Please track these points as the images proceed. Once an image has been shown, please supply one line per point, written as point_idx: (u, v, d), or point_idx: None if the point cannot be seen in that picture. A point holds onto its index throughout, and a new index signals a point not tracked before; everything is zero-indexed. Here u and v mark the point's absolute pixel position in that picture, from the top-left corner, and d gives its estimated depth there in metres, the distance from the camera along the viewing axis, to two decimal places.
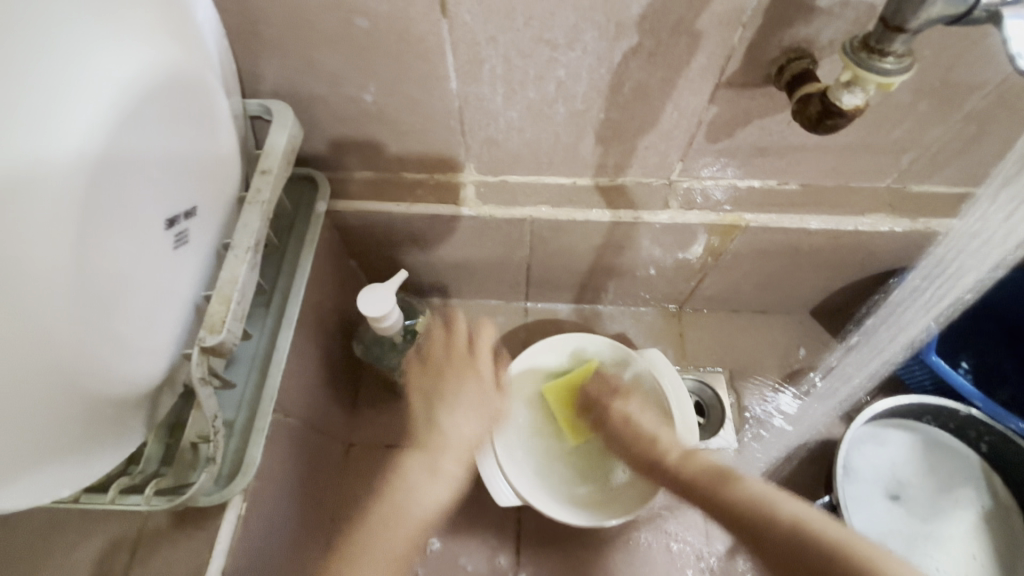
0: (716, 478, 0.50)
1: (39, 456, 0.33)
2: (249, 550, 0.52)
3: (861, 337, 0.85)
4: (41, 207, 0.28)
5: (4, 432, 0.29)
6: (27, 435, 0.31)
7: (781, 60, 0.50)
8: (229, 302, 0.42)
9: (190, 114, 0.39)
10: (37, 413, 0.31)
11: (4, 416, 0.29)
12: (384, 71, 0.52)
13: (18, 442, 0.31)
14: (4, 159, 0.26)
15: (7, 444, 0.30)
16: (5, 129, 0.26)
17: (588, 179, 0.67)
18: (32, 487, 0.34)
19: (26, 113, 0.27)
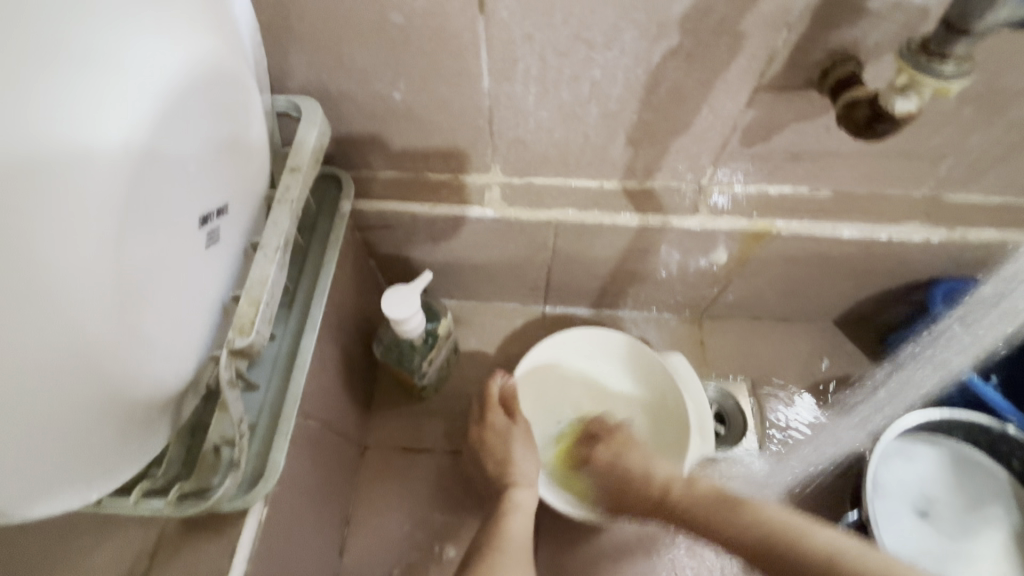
0: (713, 504, 0.49)
1: (67, 461, 0.31)
2: (268, 556, 0.51)
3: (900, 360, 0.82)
4: (76, 201, 0.27)
5: (37, 432, 0.28)
6: (59, 436, 0.30)
7: (825, 63, 0.48)
8: (258, 303, 0.41)
9: (225, 109, 0.38)
10: (67, 416, 0.29)
11: (39, 416, 0.28)
12: (416, 68, 0.51)
13: (46, 445, 0.29)
14: (47, 146, 0.25)
15: (39, 445, 0.29)
16: (49, 116, 0.25)
17: (615, 183, 0.65)
18: (61, 490, 0.32)
19: (70, 101, 0.26)
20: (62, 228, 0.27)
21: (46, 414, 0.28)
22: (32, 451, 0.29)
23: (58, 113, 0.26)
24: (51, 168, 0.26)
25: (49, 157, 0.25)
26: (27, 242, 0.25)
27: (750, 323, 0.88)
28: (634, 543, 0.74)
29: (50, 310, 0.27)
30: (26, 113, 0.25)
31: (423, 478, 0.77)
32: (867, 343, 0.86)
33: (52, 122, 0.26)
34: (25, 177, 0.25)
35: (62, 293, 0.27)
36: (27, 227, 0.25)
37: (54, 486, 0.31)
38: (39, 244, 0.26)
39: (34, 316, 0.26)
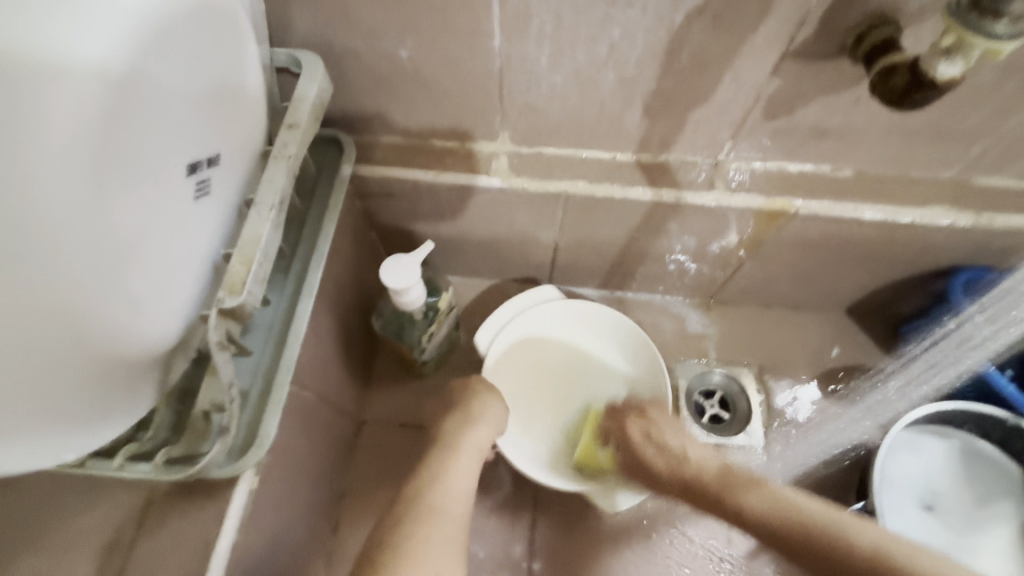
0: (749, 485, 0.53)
1: (41, 414, 0.29)
2: (258, 527, 0.49)
3: (911, 357, 0.81)
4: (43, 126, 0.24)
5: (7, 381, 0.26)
6: (31, 387, 0.28)
7: (860, 28, 0.45)
8: (251, 263, 0.38)
9: (219, 51, 0.35)
10: (35, 364, 0.27)
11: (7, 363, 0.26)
12: (423, 23, 0.48)
13: (14, 396, 0.27)
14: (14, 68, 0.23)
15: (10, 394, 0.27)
16: (19, 35, 0.23)
17: (629, 156, 0.62)
18: (35, 448, 0.31)
19: (43, 19, 0.24)
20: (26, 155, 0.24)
21: (16, 361, 0.26)
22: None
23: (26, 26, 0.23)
24: (14, 86, 0.23)
25: (14, 81, 0.23)
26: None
27: (760, 309, 0.86)
28: (632, 527, 0.73)
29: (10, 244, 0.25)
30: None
31: (420, 455, 0.76)
32: (878, 334, 0.84)
33: (17, 37, 0.23)
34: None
35: (25, 226, 0.25)
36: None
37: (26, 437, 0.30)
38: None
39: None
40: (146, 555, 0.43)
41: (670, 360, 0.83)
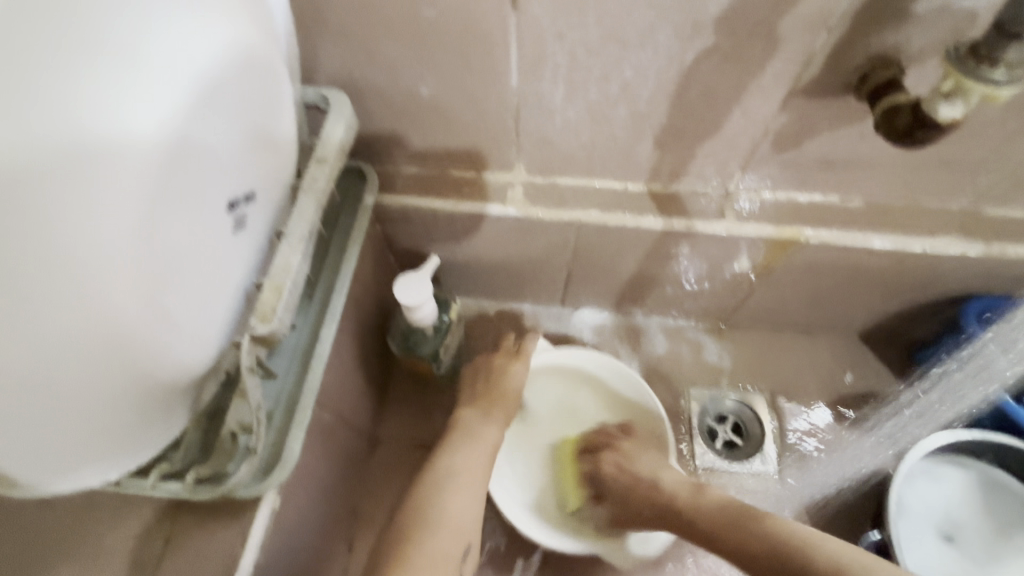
0: (734, 517, 0.58)
1: (89, 441, 0.31)
2: (278, 545, 0.51)
3: (925, 384, 0.80)
4: (107, 188, 0.27)
5: (64, 410, 0.28)
6: (82, 414, 0.30)
7: (864, 68, 0.47)
8: (281, 291, 0.41)
9: (258, 97, 0.38)
10: (88, 398, 0.30)
11: (66, 393, 0.28)
12: (445, 64, 0.51)
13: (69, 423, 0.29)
14: (89, 130, 0.26)
15: (65, 421, 0.29)
16: (92, 102, 0.26)
17: (640, 185, 0.64)
18: (82, 471, 0.33)
19: (114, 84, 0.27)
20: (92, 215, 0.26)
21: (75, 392, 0.28)
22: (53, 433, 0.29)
23: (96, 99, 0.26)
24: (88, 146, 0.26)
25: (88, 141, 0.26)
26: (55, 227, 0.25)
27: (772, 334, 0.86)
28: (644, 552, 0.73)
29: (74, 294, 0.27)
30: (68, 99, 0.25)
31: None
32: (893, 360, 0.84)
33: (91, 102, 0.26)
34: (59, 162, 0.25)
35: (89, 277, 0.27)
36: (58, 211, 0.25)
37: (75, 464, 0.32)
38: (67, 230, 0.26)
39: (58, 300, 0.26)
40: (173, 570, 0.45)
41: (682, 383, 0.83)
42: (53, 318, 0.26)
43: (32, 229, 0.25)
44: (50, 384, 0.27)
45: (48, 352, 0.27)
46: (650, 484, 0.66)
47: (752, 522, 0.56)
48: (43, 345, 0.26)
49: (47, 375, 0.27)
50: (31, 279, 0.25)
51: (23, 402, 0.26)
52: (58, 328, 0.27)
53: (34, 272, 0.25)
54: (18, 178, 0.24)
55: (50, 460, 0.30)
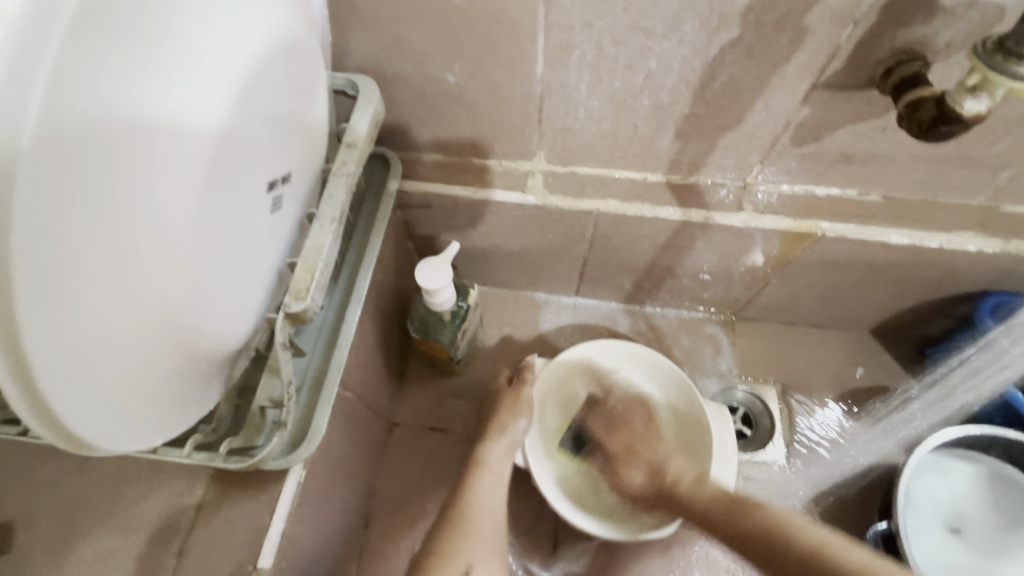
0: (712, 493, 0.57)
1: (148, 413, 0.33)
2: (304, 517, 0.53)
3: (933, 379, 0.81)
4: (162, 165, 0.28)
5: (133, 380, 0.30)
6: (143, 386, 0.31)
7: (889, 61, 0.48)
8: (313, 271, 0.42)
9: (298, 80, 0.39)
10: (143, 371, 0.31)
11: (133, 364, 0.29)
12: (472, 52, 0.52)
13: (135, 395, 0.31)
14: (158, 112, 0.27)
15: (133, 394, 0.30)
16: (163, 85, 0.27)
17: (659, 176, 0.65)
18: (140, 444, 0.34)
19: (179, 66, 0.28)
20: (151, 191, 0.28)
21: (138, 363, 0.30)
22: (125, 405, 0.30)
23: (165, 73, 0.27)
24: (156, 126, 0.27)
25: (156, 122, 0.27)
26: (121, 205, 0.26)
27: (783, 328, 0.87)
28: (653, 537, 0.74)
29: (135, 269, 0.28)
30: (146, 76, 0.26)
31: (448, 457, 0.79)
32: (905, 356, 0.84)
33: (162, 83, 0.27)
34: (129, 140, 0.26)
35: (145, 252, 0.28)
36: (124, 189, 0.26)
37: (136, 443, 0.32)
38: (130, 208, 0.27)
39: (125, 277, 0.27)
40: (204, 537, 0.47)
41: (694, 374, 0.85)
42: (128, 289, 0.27)
43: (114, 198, 0.26)
44: (117, 358, 0.28)
45: (122, 323, 0.28)
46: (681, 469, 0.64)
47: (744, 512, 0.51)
48: (115, 313, 0.27)
49: (115, 350, 0.28)
50: (104, 257, 0.26)
51: (99, 372, 0.27)
52: (131, 302, 0.28)
53: (116, 250, 0.26)
54: (108, 155, 0.25)
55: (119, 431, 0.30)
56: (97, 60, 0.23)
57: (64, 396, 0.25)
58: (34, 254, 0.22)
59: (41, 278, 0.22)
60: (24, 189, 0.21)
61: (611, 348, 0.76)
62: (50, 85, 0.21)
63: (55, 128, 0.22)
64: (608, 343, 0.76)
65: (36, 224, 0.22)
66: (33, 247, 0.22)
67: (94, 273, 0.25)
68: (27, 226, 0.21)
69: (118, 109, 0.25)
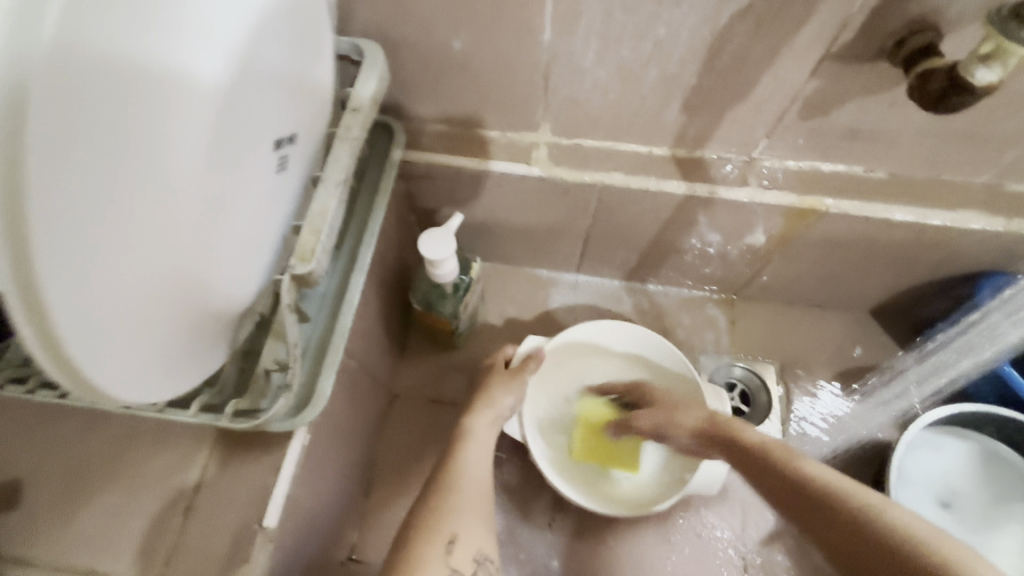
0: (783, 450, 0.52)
1: (159, 366, 0.33)
2: (308, 480, 0.54)
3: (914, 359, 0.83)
4: (172, 121, 0.28)
5: (145, 332, 0.30)
6: (154, 339, 0.32)
7: (901, 33, 0.47)
8: (319, 234, 0.42)
9: (305, 38, 0.39)
10: (157, 327, 0.31)
11: (144, 315, 0.30)
12: (478, 18, 0.51)
13: (146, 347, 0.31)
14: (165, 59, 0.27)
15: (144, 345, 0.31)
16: (169, 30, 0.27)
17: (664, 150, 0.65)
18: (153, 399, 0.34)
19: (185, 12, 0.28)
20: (159, 145, 0.28)
21: (148, 315, 0.30)
22: (136, 357, 0.30)
23: (172, 19, 0.27)
24: (165, 74, 0.27)
25: (164, 69, 0.27)
26: (128, 157, 0.26)
27: (783, 307, 0.88)
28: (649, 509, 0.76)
29: (145, 223, 0.28)
30: (154, 20, 0.26)
31: (448, 429, 0.80)
32: (902, 336, 0.85)
33: (169, 29, 0.27)
34: (138, 84, 0.26)
35: (155, 207, 0.28)
36: (131, 142, 0.26)
37: (150, 396, 0.33)
38: (138, 161, 0.27)
39: (134, 226, 0.27)
40: (211, 495, 0.48)
41: (692, 352, 0.85)
42: (137, 238, 0.28)
43: (124, 145, 0.26)
44: (129, 307, 0.28)
45: (132, 273, 0.28)
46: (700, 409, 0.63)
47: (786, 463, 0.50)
48: (125, 261, 0.27)
49: (127, 300, 0.28)
50: (114, 211, 0.26)
51: (111, 321, 0.27)
52: (140, 251, 0.28)
53: (126, 197, 0.26)
54: (116, 101, 0.25)
55: (132, 383, 0.31)
56: (107, 1, 0.23)
57: (82, 348, 0.26)
58: (52, 198, 0.22)
59: (56, 220, 0.23)
60: (42, 124, 0.21)
61: (609, 327, 0.76)
62: (62, 19, 0.21)
63: (63, 63, 0.22)
64: (619, 326, 0.77)
65: (54, 176, 0.22)
66: (53, 199, 0.22)
67: (105, 225, 0.25)
68: (48, 160, 0.22)
69: (124, 52, 0.25)
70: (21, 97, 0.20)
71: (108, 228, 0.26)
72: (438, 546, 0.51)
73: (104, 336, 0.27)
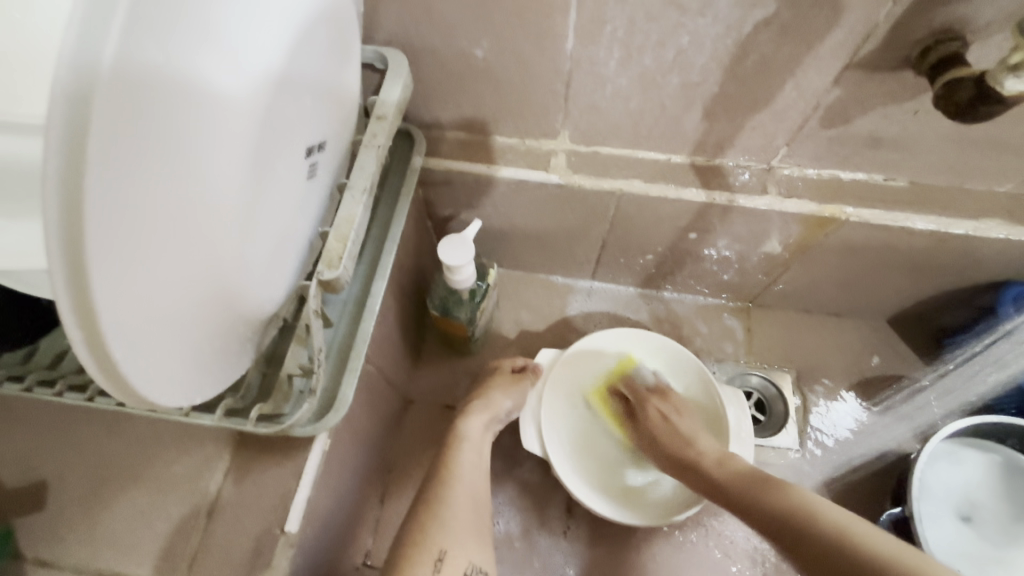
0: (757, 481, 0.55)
1: (191, 370, 0.33)
2: (328, 485, 0.54)
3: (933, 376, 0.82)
4: (215, 127, 0.28)
5: (181, 335, 0.31)
6: (189, 342, 0.32)
7: (927, 41, 0.47)
8: (346, 240, 0.42)
9: (336, 46, 0.40)
10: (192, 331, 0.32)
11: (181, 318, 0.30)
12: (502, 27, 0.51)
13: (180, 351, 0.31)
14: (214, 67, 0.28)
15: (180, 349, 0.31)
16: (219, 39, 0.28)
17: (683, 157, 0.65)
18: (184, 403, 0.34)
19: (234, 22, 0.28)
20: (202, 152, 0.28)
21: (185, 318, 0.30)
22: (172, 361, 0.31)
23: (222, 28, 0.28)
24: (214, 81, 0.28)
25: (212, 76, 0.28)
26: (176, 166, 0.26)
27: (800, 315, 0.87)
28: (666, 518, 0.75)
29: (186, 230, 0.28)
30: (206, 28, 0.26)
31: None
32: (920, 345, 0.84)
33: (219, 38, 0.28)
34: (190, 92, 0.26)
35: (194, 214, 0.29)
36: (179, 152, 0.26)
37: (184, 400, 0.33)
38: (184, 169, 0.27)
39: (178, 231, 0.28)
40: (234, 497, 0.48)
41: (708, 360, 0.85)
42: (180, 243, 0.28)
43: (174, 151, 0.26)
44: (168, 310, 0.29)
45: (173, 277, 0.28)
46: (691, 438, 0.65)
47: (758, 490, 0.54)
48: (168, 265, 0.28)
49: (167, 303, 0.28)
50: (160, 218, 0.26)
51: (152, 324, 0.28)
52: (182, 256, 0.29)
53: (173, 202, 0.27)
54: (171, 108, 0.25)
55: (167, 387, 0.31)
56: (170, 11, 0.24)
57: (124, 354, 0.26)
58: (108, 202, 0.22)
59: (112, 225, 0.23)
60: (105, 131, 0.21)
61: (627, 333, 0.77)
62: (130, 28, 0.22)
63: (129, 72, 0.22)
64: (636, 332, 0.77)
65: (108, 185, 0.22)
66: (107, 208, 0.22)
67: (153, 230, 0.26)
68: (108, 165, 0.22)
69: (180, 60, 0.25)
70: (83, 106, 0.20)
71: (151, 236, 0.26)
72: (428, 567, 0.52)
73: (143, 342, 0.27)
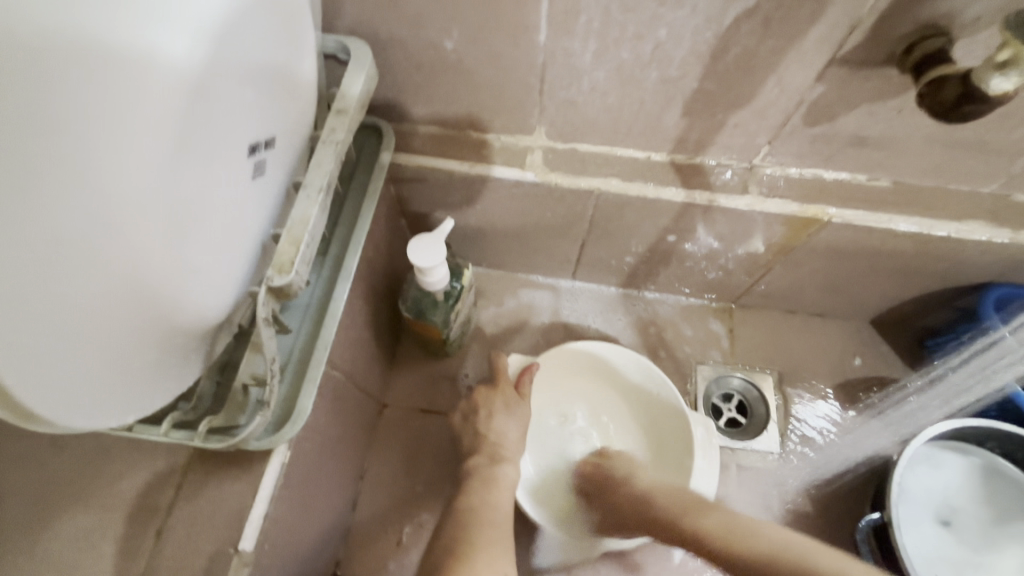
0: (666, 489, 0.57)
1: (110, 383, 0.31)
2: (290, 499, 0.51)
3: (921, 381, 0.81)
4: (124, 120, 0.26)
5: (93, 346, 0.29)
6: (105, 355, 0.30)
7: (912, 37, 0.45)
8: (299, 244, 0.39)
9: (284, 36, 0.37)
10: (102, 336, 0.29)
11: (93, 328, 0.28)
12: (471, 16, 0.49)
13: (95, 361, 0.29)
14: (114, 51, 0.25)
15: (93, 360, 0.29)
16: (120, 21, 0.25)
17: (663, 156, 0.63)
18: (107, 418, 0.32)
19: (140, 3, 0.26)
20: (104, 142, 0.26)
21: (101, 330, 0.29)
22: (81, 373, 0.29)
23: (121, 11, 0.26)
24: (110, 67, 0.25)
25: (113, 57, 0.25)
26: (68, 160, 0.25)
27: (782, 316, 0.86)
28: None
29: (90, 230, 0.26)
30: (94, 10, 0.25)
31: (438, 440, 0.78)
32: (904, 346, 0.83)
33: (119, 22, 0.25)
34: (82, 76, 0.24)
35: (94, 207, 0.26)
36: (68, 143, 0.25)
37: (98, 415, 0.31)
38: (79, 161, 0.25)
39: (77, 232, 0.26)
40: (186, 516, 0.45)
41: (689, 362, 0.83)
42: (81, 244, 0.26)
43: (61, 143, 0.24)
44: (73, 318, 0.27)
45: (72, 284, 0.26)
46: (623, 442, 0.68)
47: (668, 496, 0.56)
48: (68, 267, 0.26)
49: (68, 311, 0.26)
50: (47, 215, 0.24)
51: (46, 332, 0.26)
52: (84, 259, 0.26)
53: (66, 199, 0.25)
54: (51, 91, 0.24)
55: (75, 402, 0.29)
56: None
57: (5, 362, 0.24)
58: None
59: None
60: None
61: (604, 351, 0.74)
62: None
63: None
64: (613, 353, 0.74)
65: None
66: None
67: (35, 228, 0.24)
68: None
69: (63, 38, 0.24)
70: None
71: (30, 218, 0.24)
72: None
73: (34, 350, 0.25)
